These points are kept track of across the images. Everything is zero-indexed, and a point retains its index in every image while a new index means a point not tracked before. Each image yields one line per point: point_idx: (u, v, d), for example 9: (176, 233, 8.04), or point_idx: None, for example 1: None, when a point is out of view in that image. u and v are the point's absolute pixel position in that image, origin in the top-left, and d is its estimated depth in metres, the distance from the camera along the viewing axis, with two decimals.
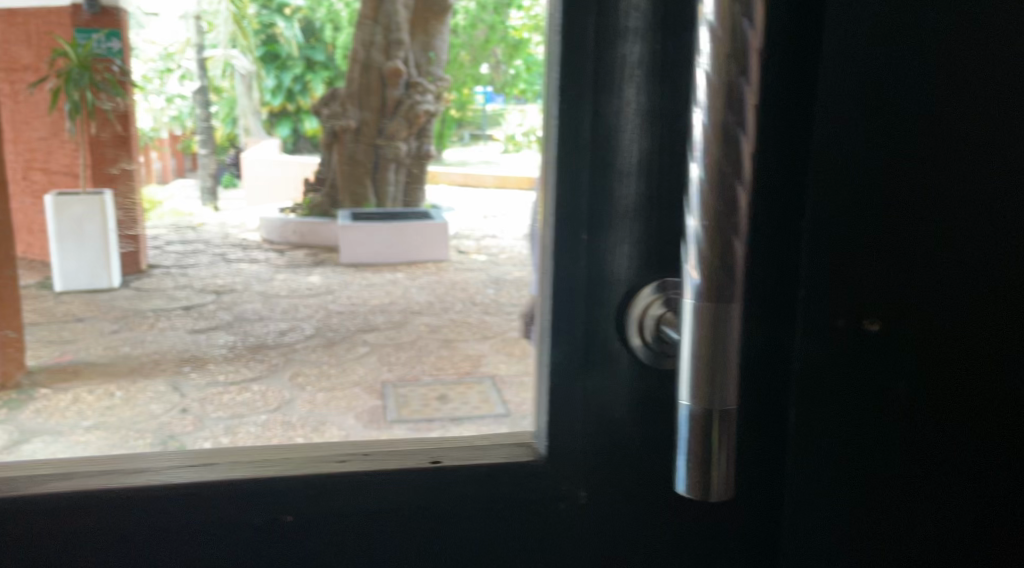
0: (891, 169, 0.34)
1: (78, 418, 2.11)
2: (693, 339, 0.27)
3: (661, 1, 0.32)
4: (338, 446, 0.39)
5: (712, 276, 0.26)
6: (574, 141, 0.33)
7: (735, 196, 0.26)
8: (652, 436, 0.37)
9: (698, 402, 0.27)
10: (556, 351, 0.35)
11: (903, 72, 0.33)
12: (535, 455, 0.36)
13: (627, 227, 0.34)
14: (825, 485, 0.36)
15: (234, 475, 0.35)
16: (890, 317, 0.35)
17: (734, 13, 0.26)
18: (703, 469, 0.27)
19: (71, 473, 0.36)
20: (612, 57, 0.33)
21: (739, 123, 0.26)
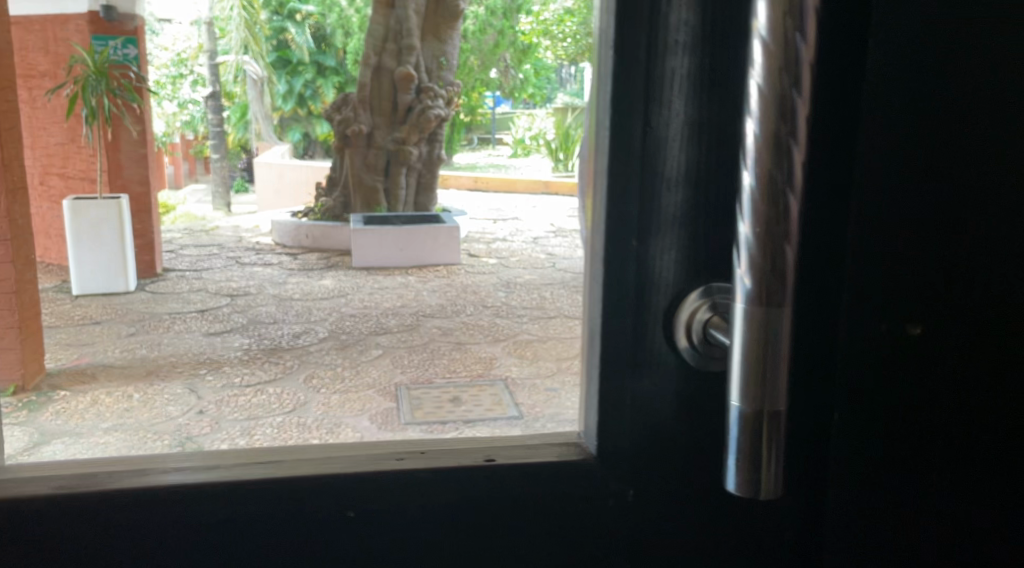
0: (923, 180, 0.36)
1: (96, 420, 2.14)
2: (744, 341, 0.30)
3: (707, 20, 0.36)
4: (396, 444, 0.41)
5: (762, 280, 0.29)
6: (624, 153, 0.36)
7: (787, 204, 0.29)
8: (696, 435, 0.39)
9: (748, 404, 0.30)
10: (605, 352, 0.38)
11: (934, 87, 0.35)
12: (584, 454, 0.39)
13: (673, 233, 0.37)
14: (864, 480, 0.38)
15: (304, 473, 0.38)
16: (928, 321, 0.37)
17: (786, 27, 0.29)
18: (753, 462, 0.31)
19: (150, 471, 0.38)
20: (661, 71, 0.36)
21: (791, 133, 0.29)
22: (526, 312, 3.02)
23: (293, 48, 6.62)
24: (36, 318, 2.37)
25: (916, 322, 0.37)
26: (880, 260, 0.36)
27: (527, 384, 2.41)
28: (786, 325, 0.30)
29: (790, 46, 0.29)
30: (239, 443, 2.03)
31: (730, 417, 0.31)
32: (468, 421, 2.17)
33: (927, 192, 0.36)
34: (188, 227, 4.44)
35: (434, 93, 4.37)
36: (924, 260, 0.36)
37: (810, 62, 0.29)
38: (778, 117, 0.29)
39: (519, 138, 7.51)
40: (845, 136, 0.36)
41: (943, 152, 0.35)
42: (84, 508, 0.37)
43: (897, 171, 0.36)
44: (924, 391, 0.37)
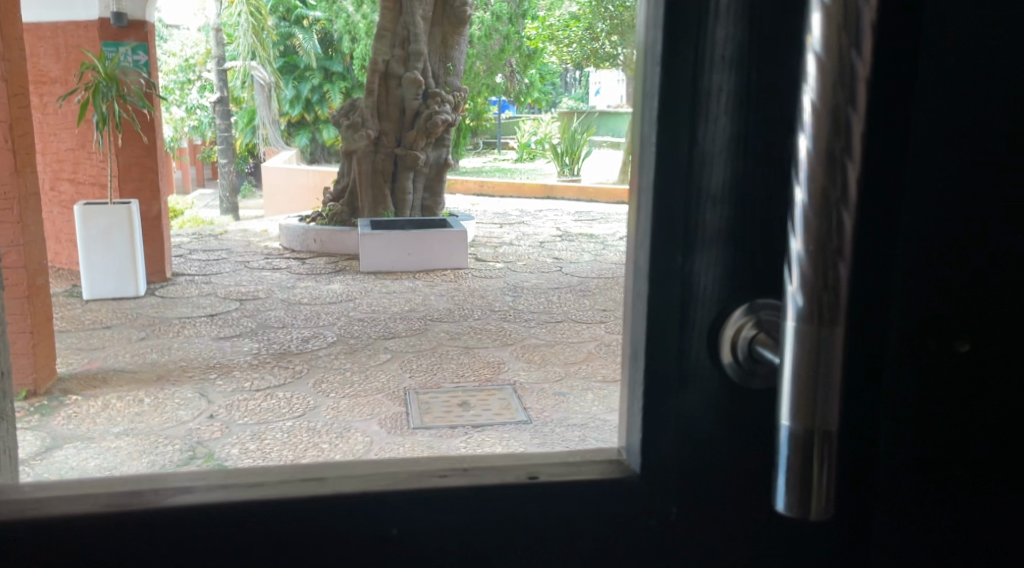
0: (964, 196, 0.37)
1: (108, 424, 2.16)
2: (796, 356, 0.34)
3: (751, 40, 0.38)
4: (436, 458, 0.42)
5: (815, 298, 0.33)
6: (670, 171, 0.38)
7: (841, 221, 0.33)
8: (738, 447, 0.41)
9: (800, 423, 0.34)
10: (651, 365, 0.40)
11: (977, 108, 0.37)
12: (627, 471, 0.41)
13: (716, 249, 0.39)
14: (902, 488, 0.40)
15: (345, 490, 0.39)
16: (973, 338, 0.38)
17: (842, 46, 0.32)
18: (806, 470, 0.35)
19: (193, 488, 0.39)
20: (705, 89, 0.38)
21: (845, 150, 0.32)
22: (533, 317, 3.04)
23: (301, 54, 6.67)
24: (47, 325, 2.37)
25: (961, 339, 0.38)
26: (921, 274, 0.38)
27: (535, 389, 2.43)
28: (839, 342, 0.34)
29: (846, 66, 0.32)
30: (249, 447, 2.07)
31: (780, 437, 0.35)
32: (477, 425, 2.19)
33: (963, 209, 0.37)
34: (196, 232, 4.46)
35: (441, 98, 4.39)
36: (965, 276, 0.38)
37: (864, 80, 0.32)
38: (832, 149, 0.32)
39: (524, 142, 7.56)
40: (885, 156, 0.38)
41: (981, 169, 0.37)
42: (134, 524, 0.37)
43: (940, 187, 0.37)
44: (963, 400, 0.39)
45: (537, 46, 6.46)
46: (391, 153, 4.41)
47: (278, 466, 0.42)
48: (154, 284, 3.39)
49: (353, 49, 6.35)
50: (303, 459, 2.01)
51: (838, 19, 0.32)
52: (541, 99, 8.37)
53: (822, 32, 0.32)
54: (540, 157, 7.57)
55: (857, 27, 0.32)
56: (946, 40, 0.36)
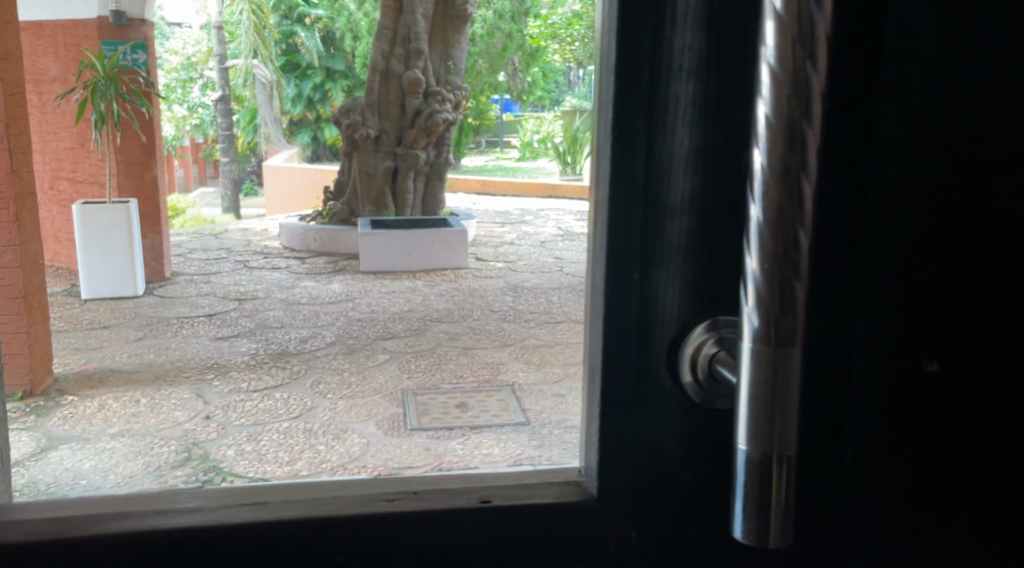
0: (932, 210, 0.36)
1: (103, 425, 2.16)
2: (752, 378, 0.33)
3: (711, 46, 0.36)
4: (387, 480, 0.41)
5: (769, 319, 0.32)
6: (626, 183, 0.37)
7: (797, 239, 0.31)
8: (699, 468, 0.40)
9: (756, 447, 0.33)
10: (607, 385, 0.39)
11: (946, 120, 0.35)
12: (584, 493, 0.39)
13: (677, 263, 0.38)
14: (869, 509, 0.39)
15: (287, 515, 0.37)
16: (942, 355, 0.37)
17: (797, 57, 0.30)
18: (763, 496, 0.33)
19: (128, 514, 0.37)
20: (665, 98, 0.37)
21: (801, 165, 0.31)
22: (534, 317, 3.02)
23: (302, 52, 6.68)
24: (43, 326, 2.35)
25: (930, 356, 0.37)
26: (885, 289, 0.37)
27: (534, 390, 2.41)
28: (795, 364, 0.32)
29: (800, 79, 0.31)
30: (245, 448, 2.06)
31: (737, 461, 0.34)
32: (475, 427, 2.18)
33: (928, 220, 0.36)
34: (196, 231, 4.45)
35: (442, 97, 4.36)
36: (932, 292, 0.37)
37: (820, 95, 0.31)
38: (786, 164, 0.31)
39: (527, 141, 7.56)
40: (850, 168, 0.36)
41: (948, 182, 0.36)
42: (64, 553, 0.36)
43: (905, 199, 0.36)
44: (935, 418, 0.38)
45: (539, 44, 6.46)
46: (391, 152, 4.40)
47: (223, 488, 0.41)
48: (153, 282, 3.38)
49: (355, 48, 6.36)
50: (299, 461, 2.01)
51: (791, 30, 0.30)
52: (544, 96, 8.34)
53: (775, 40, 0.31)
54: (542, 155, 7.55)
55: (812, 39, 0.30)
56: (912, 51, 0.35)
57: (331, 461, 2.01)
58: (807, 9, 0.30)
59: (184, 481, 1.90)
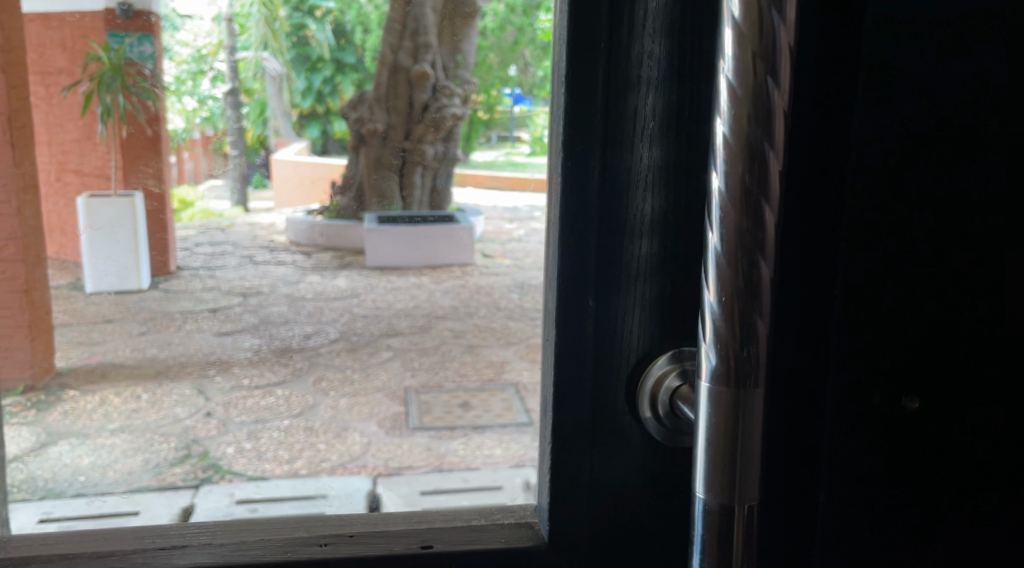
0: (906, 237, 0.36)
1: (104, 421, 2.24)
2: (710, 421, 0.29)
3: (673, 55, 0.35)
4: (324, 520, 0.41)
5: (728, 360, 0.29)
6: (581, 205, 0.35)
7: (757, 275, 0.28)
8: (659, 502, 0.39)
9: (715, 497, 0.30)
10: (560, 423, 0.37)
11: (926, 149, 0.36)
12: (538, 539, 0.38)
13: (638, 288, 0.36)
14: (840, 536, 0.39)
15: (194, 560, 0.38)
16: (922, 392, 0.38)
17: (757, 71, 0.28)
18: (723, 554, 0.30)
19: (35, 559, 0.39)
20: (624, 109, 0.35)
21: (761, 186, 0.28)
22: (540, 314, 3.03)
23: None
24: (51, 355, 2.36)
25: (909, 394, 0.38)
26: (860, 314, 0.37)
27: None
28: (758, 405, 0.29)
29: (762, 95, 0.28)
30: (245, 447, 2.10)
31: (694, 511, 0.31)
32: (477, 427, 2.20)
33: (899, 240, 0.36)
34: None
35: None
36: (907, 319, 0.37)
37: (783, 112, 0.28)
38: (748, 189, 0.28)
39: None
40: (822, 194, 0.36)
41: (924, 208, 0.36)
42: None
43: (880, 223, 0.36)
44: (910, 444, 0.38)
45: None
46: None
47: (144, 527, 0.42)
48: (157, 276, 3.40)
49: None
50: (299, 460, 2.02)
51: (754, 43, 0.27)
52: None
53: (735, 51, 0.28)
54: None
55: (773, 51, 0.28)
56: (889, 80, 0.35)
57: (331, 460, 2.03)
58: (768, 16, 0.27)
59: (182, 478, 1.92)
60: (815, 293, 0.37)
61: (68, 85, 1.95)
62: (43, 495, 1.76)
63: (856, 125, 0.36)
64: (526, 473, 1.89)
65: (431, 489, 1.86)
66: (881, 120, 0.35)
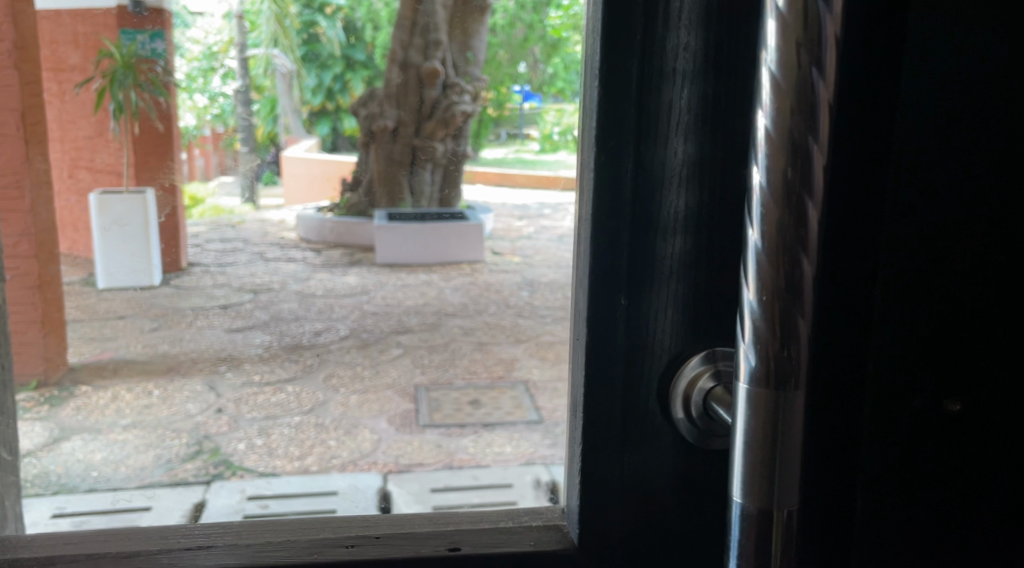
0: (940, 235, 0.39)
1: (116, 417, 2.26)
2: (749, 422, 0.31)
3: (705, 50, 0.36)
4: (349, 519, 0.42)
5: (767, 362, 0.30)
6: (614, 201, 0.37)
7: (800, 272, 0.30)
8: (689, 505, 0.40)
9: (753, 502, 0.31)
10: (591, 425, 0.39)
11: (955, 153, 0.38)
12: (566, 543, 0.40)
13: (669, 286, 0.38)
14: (879, 521, 0.41)
15: (226, 561, 0.39)
16: (964, 398, 0.40)
17: (802, 64, 0.29)
18: (762, 559, 0.32)
19: (61, 558, 0.39)
20: (658, 102, 0.36)
21: (804, 187, 0.29)
22: (549, 313, 3.04)
23: None
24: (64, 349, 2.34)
25: (951, 397, 0.40)
26: (897, 305, 0.39)
27: (547, 387, 2.44)
28: (797, 408, 0.31)
29: (806, 86, 0.29)
30: (256, 443, 2.11)
31: (731, 516, 0.32)
32: (487, 424, 2.21)
33: (933, 235, 0.39)
34: None
35: None
36: (941, 313, 0.39)
37: (826, 103, 0.30)
38: (789, 183, 0.29)
39: None
40: (861, 189, 0.38)
41: (958, 208, 0.39)
42: None
43: (914, 219, 0.39)
44: (941, 436, 0.40)
45: None
46: None
47: (171, 526, 0.42)
48: None
49: None
50: (309, 456, 2.03)
51: (798, 33, 0.29)
52: None
53: (778, 41, 0.29)
54: None
55: (818, 43, 0.29)
56: (925, 80, 0.38)
57: (342, 457, 2.04)
58: (813, 5, 0.29)
59: (194, 475, 1.93)
60: (852, 286, 0.39)
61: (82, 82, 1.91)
62: (56, 490, 1.77)
63: (895, 127, 0.38)
64: (536, 472, 1.90)
65: (441, 486, 1.87)
66: (919, 123, 0.38)
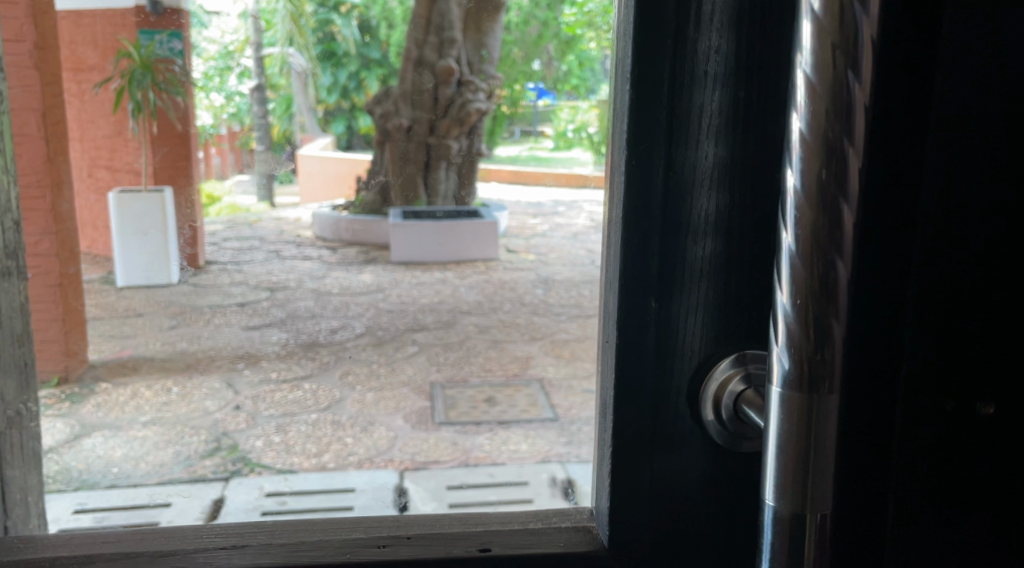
0: (977, 237, 0.39)
1: (136, 414, 2.28)
2: (782, 424, 0.32)
3: (737, 52, 0.37)
4: (379, 520, 0.43)
5: (801, 365, 0.31)
6: (643, 204, 0.38)
7: (834, 274, 0.31)
8: (715, 507, 0.41)
9: (786, 505, 0.33)
10: (622, 428, 0.40)
11: (991, 153, 0.38)
12: (597, 543, 0.41)
13: (700, 288, 0.39)
14: (911, 520, 0.41)
15: (261, 560, 0.40)
16: (998, 400, 0.40)
17: (838, 68, 0.30)
18: (794, 560, 0.33)
19: (96, 558, 0.40)
20: (689, 104, 0.37)
21: (839, 192, 0.31)
22: (564, 310, 3.05)
23: None
24: (83, 342, 2.33)
25: (984, 400, 0.40)
26: (928, 307, 0.39)
27: (562, 386, 2.45)
28: (831, 410, 0.32)
29: (841, 89, 0.30)
30: (273, 440, 2.13)
31: (764, 517, 0.33)
32: (503, 422, 2.22)
33: (968, 237, 0.39)
34: None
35: None
36: (977, 316, 0.39)
37: (861, 106, 0.31)
38: (824, 185, 0.31)
39: None
40: (896, 189, 0.38)
41: (996, 209, 0.39)
42: None
43: (946, 220, 0.39)
44: (976, 438, 0.41)
45: None
46: None
47: (203, 525, 0.44)
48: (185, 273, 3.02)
49: None
50: (326, 453, 2.05)
51: (833, 35, 0.30)
52: None
53: (813, 44, 0.30)
54: None
55: (853, 44, 0.30)
56: (961, 82, 0.37)
57: (358, 454, 2.06)
58: (849, 10, 0.30)
59: (213, 471, 1.96)
60: (886, 283, 0.39)
61: (100, 81, 1.89)
62: (77, 485, 1.80)
63: (927, 130, 0.38)
64: (552, 470, 1.92)
65: (457, 483, 1.88)
66: (953, 124, 0.38)
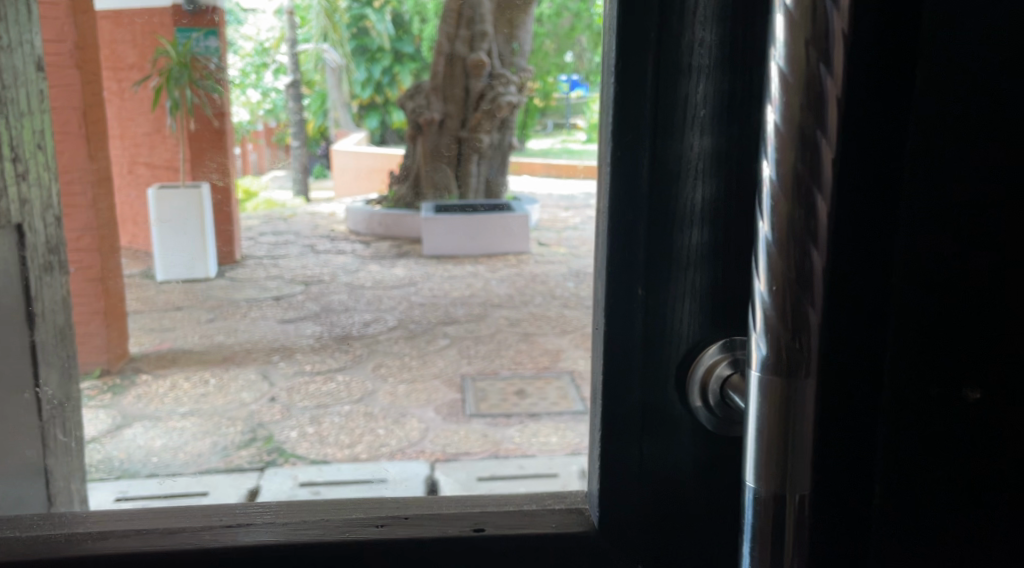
0: (955, 223, 0.41)
1: (174, 405, 2.36)
2: (760, 409, 0.33)
3: (721, 47, 0.39)
4: (380, 503, 0.46)
5: (778, 351, 0.32)
6: (631, 195, 0.40)
7: (808, 261, 0.32)
8: (703, 486, 0.44)
9: (765, 486, 0.34)
10: (615, 410, 0.42)
11: (964, 143, 0.40)
12: (588, 526, 0.44)
13: (688, 276, 0.41)
14: (896, 495, 0.44)
15: (264, 540, 0.42)
16: (978, 382, 0.42)
17: (810, 62, 0.31)
18: (773, 537, 0.34)
19: (109, 534, 0.43)
20: (675, 98, 0.40)
21: (815, 182, 0.32)
22: None
23: None
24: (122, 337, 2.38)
25: (967, 385, 0.43)
26: (906, 290, 0.42)
27: None
28: (808, 394, 0.33)
29: (814, 81, 0.31)
30: (307, 431, 2.17)
31: (745, 500, 0.35)
32: (533, 415, 2.25)
33: (947, 223, 0.41)
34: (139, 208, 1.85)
35: None
36: (955, 298, 0.42)
37: (834, 98, 0.32)
38: (799, 176, 0.32)
39: None
40: (873, 176, 0.41)
41: (971, 197, 0.41)
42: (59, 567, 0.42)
43: (921, 206, 0.41)
44: (955, 416, 0.43)
45: None
46: None
47: (213, 505, 0.46)
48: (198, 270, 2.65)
49: None
50: (359, 444, 2.09)
51: (805, 30, 0.31)
52: None
53: (787, 38, 0.31)
54: None
55: (825, 37, 0.31)
56: (935, 75, 0.40)
57: (390, 445, 2.10)
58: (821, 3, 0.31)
59: (249, 461, 2.01)
60: (868, 267, 0.42)
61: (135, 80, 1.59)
62: (119, 474, 1.86)
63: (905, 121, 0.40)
64: None
65: (487, 475, 1.91)
66: (928, 115, 0.40)
